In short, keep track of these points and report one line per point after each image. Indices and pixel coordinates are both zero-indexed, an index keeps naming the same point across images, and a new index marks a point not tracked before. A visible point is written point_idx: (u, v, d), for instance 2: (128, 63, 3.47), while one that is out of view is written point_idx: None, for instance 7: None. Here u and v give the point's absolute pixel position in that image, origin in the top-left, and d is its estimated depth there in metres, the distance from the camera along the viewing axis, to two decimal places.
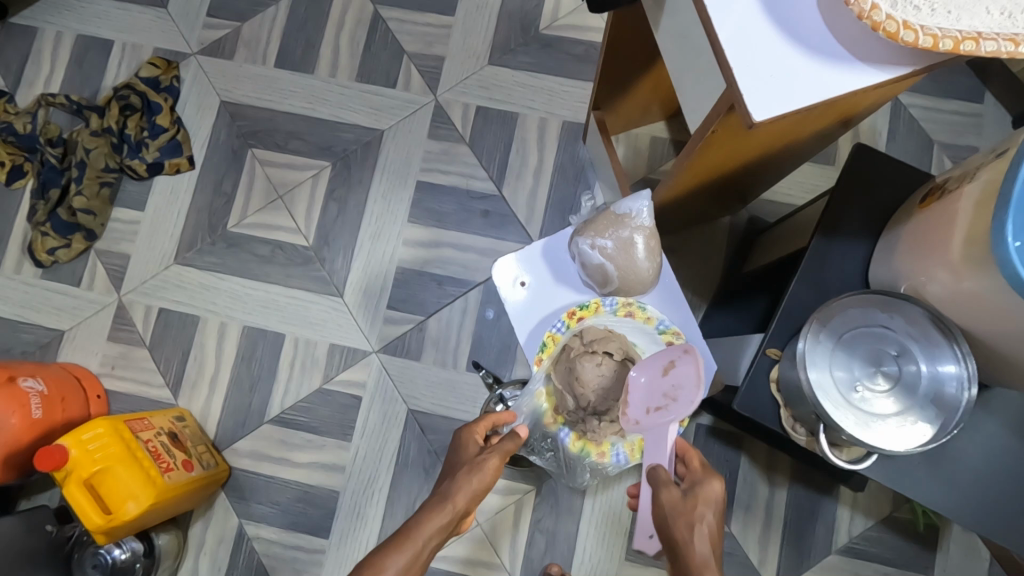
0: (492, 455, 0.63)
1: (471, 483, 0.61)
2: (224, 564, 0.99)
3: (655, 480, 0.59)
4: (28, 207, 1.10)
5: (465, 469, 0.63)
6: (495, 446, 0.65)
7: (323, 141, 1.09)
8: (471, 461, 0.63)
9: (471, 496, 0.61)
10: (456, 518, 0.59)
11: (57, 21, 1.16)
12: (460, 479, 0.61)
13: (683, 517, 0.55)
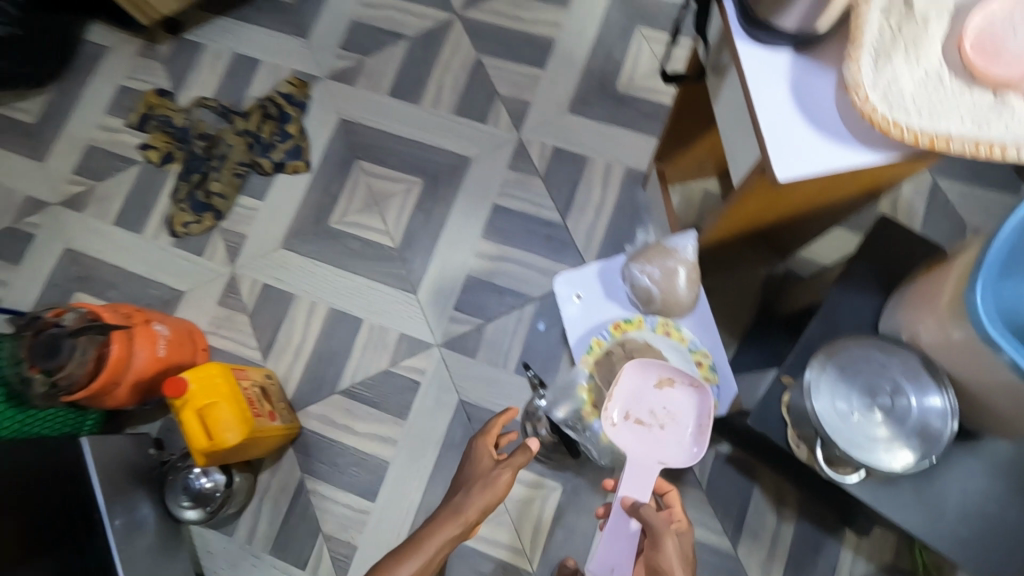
0: (501, 475, 0.83)
1: (482, 497, 0.81)
2: (283, 510, 1.13)
3: (651, 521, 0.66)
4: (172, 186, 1.32)
5: (478, 485, 0.83)
6: (504, 466, 0.84)
7: (420, 161, 1.28)
8: (484, 479, 0.83)
9: (481, 506, 0.81)
10: (467, 526, 0.80)
11: (217, 40, 1.42)
12: (473, 496, 0.81)
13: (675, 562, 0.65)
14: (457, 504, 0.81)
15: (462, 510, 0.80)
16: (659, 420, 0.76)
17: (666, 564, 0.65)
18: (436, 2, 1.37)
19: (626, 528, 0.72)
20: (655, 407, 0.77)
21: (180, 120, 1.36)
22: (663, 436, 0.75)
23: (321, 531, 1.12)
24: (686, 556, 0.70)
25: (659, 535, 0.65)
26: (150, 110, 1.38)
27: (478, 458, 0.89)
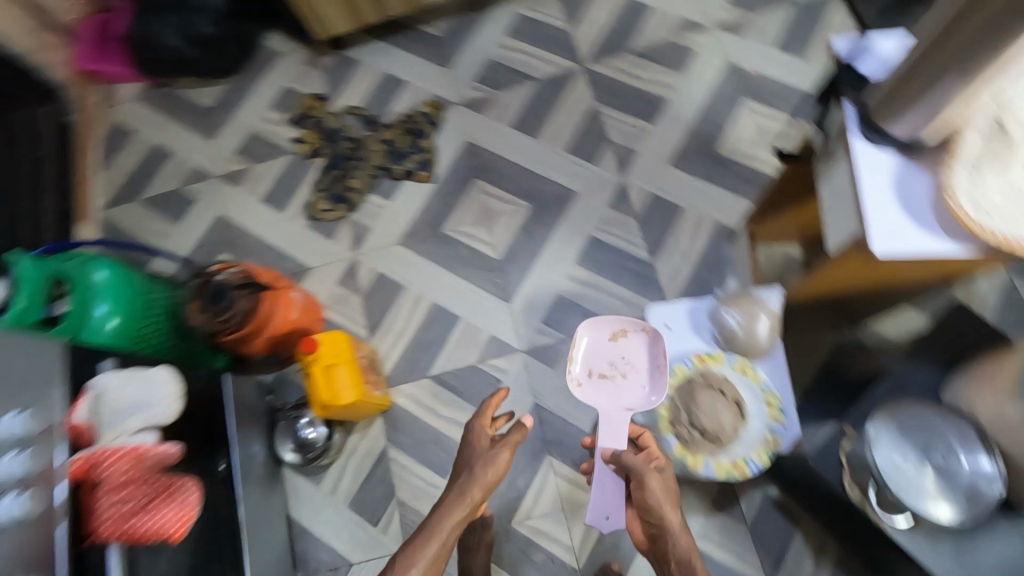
0: (501, 454, 0.95)
1: (484, 474, 0.92)
2: (365, 470, 1.28)
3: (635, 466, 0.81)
4: (315, 176, 1.53)
5: (479, 466, 0.94)
6: (500, 446, 0.96)
7: (531, 188, 1.45)
8: (485, 457, 0.95)
9: (487, 482, 0.92)
10: (473, 505, 0.91)
11: (372, 59, 1.64)
12: (478, 476, 0.92)
13: (665, 497, 0.80)
14: (461, 487, 0.92)
15: (468, 493, 0.91)
16: (618, 367, 0.95)
17: (653, 500, 0.79)
18: (566, 53, 1.56)
19: (609, 478, 0.90)
20: (616, 360, 0.96)
21: (332, 122, 1.58)
22: (626, 381, 0.94)
23: (395, 495, 1.26)
24: (670, 495, 0.81)
25: (644, 476, 0.80)
26: (307, 111, 1.61)
27: (475, 438, 1.01)
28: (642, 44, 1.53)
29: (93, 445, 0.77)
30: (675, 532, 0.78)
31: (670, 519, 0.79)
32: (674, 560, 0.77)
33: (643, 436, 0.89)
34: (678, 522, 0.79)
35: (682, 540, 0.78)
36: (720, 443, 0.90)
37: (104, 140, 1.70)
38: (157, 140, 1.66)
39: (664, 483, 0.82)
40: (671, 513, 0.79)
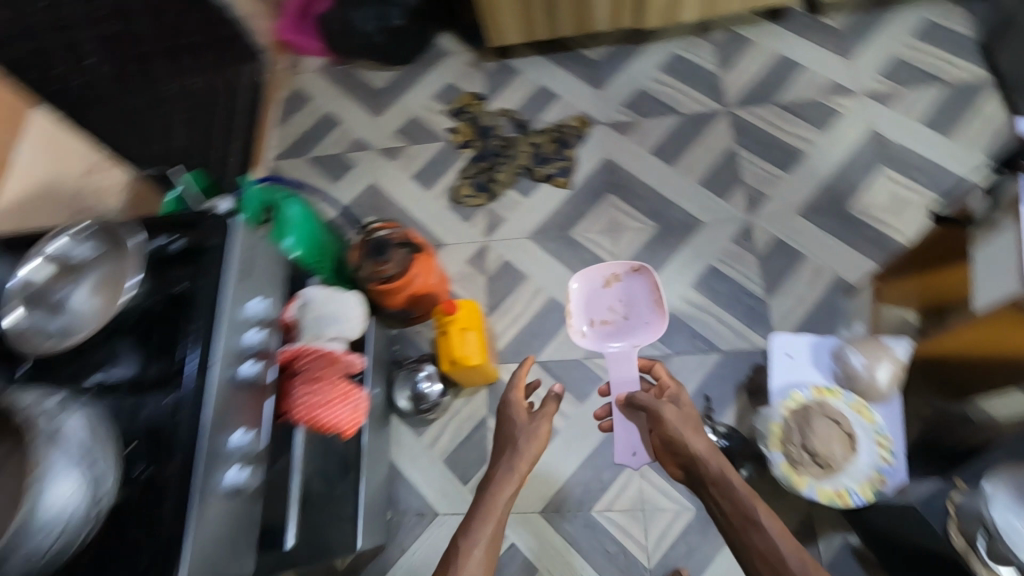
0: (542, 423, 1.04)
1: (530, 446, 1.00)
2: (464, 433, 1.40)
3: (648, 404, 0.99)
4: (463, 164, 1.69)
5: (523, 440, 1.01)
6: (539, 419, 1.04)
7: (660, 211, 1.55)
8: (528, 428, 1.03)
9: (531, 452, 1.00)
10: (519, 480, 0.97)
11: (530, 70, 1.80)
12: (523, 451, 1.00)
13: (685, 431, 0.93)
14: (503, 464, 0.99)
15: (514, 470, 0.97)
16: (617, 311, 1.26)
17: (675, 430, 0.93)
18: (713, 94, 1.66)
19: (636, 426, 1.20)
20: (614, 305, 1.26)
21: (485, 120, 1.74)
22: (626, 318, 1.24)
23: (487, 461, 1.36)
24: (687, 420, 0.95)
25: (658, 411, 0.97)
26: (465, 106, 1.78)
27: (514, 407, 1.08)
28: (788, 98, 1.62)
29: (297, 342, 0.92)
30: (700, 458, 0.90)
31: (695, 446, 0.91)
32: (710, 481, 0.89)
33: (659, 372, 1.10)
34: (714, 454, 0.90)
35: (716, 465, 0.88)
36: (828, 468, 0.95)
37: (284, 102, 1.92)
38: (329, 110, 1.87)
39: (683, 417, 0.96)
40: (695, 438, 0.92)
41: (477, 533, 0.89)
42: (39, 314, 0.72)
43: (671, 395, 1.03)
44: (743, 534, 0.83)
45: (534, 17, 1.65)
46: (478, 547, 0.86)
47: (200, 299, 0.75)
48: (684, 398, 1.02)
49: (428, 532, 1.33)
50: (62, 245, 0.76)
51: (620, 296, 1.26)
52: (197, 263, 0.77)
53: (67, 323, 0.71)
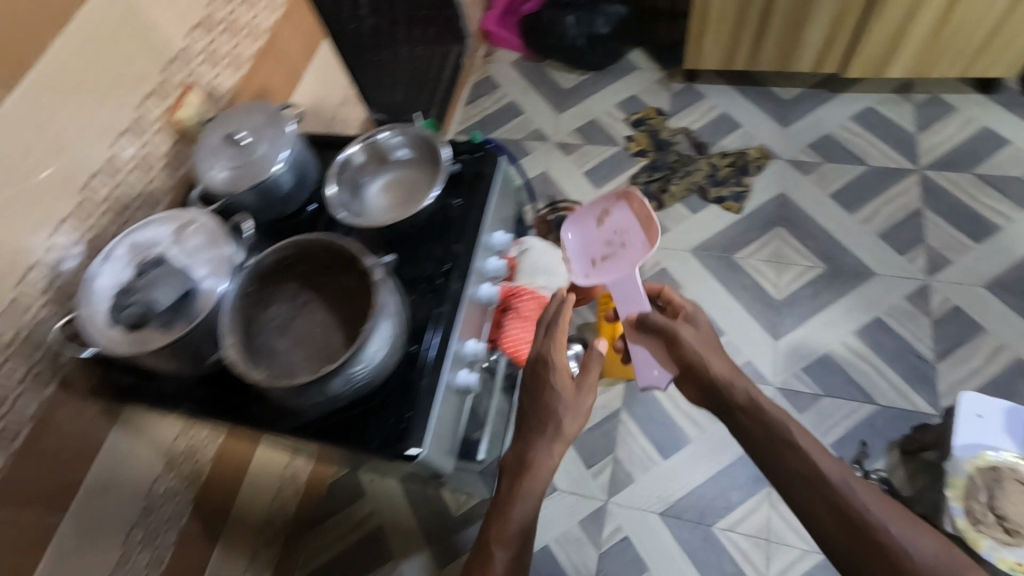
0: (586, 399, 0.89)
1: (568, 424, 0.89)
2: (595, 419, 1.43)
3: (657, 322, 0.89)
4: (635, 171, 1.75)
5: (565, 418, 0.88)
6: (583, 391, 0.89)
7: (830, 253, 1.53)
8: (571, 403, 0.88)
9: (570, 433, 0.89)
10: (554, 463, 0.89)
11: (717, 97, 1.84)
12: (564, 431, 0.89)
13: (707, 360, 0.84)
14: (534, 446, 0.88)
15: (545, 458, 0.88)
16: (616, 242, 0.98)
17: (693, 351, 0.85)
18: (905, 152, 1.64)
19: (653, 343, 0.93)
20: (610, 240, 0.99)
21: (665, 135, 1.80)
22: (623, 249, 0.96)
23: (614, 451, 1.39)
24: (707, 341, 0.87)
25: (673, 331, 0.88)
26: (646, 119, 1.85)
27: (554, 379, 0.88)
28: (987, 171, 1.57)
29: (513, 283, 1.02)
30: (721, 382, 0.82)
31: (716, 368, 0.83)
32: (739, 409, 0.81)
33: (669, 296, 1.00)
34: (741, 378, 0.83)
35: (746, 391, 0.81)
36: (1013, 536, 0.92)
37: (474, 85, 2.07)
38: (514, 99, 2.00)
39: (703, 341, 0.87)
40: (720, 363, 0.83)
41: (511, 523, 0.85)
42: (340, 190, 0.86)
43: (690, 318, 0.93)
44: (781, 460, 0.75)
45: (739, 47, 1.71)
46: (514, 532, 0.85)
47: (471, 220, 0.84)
48: (704, 320, 0.92)
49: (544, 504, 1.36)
50: (378, 137, 0.88)
51: (614, 227, 0.98)
52: (472, 189, 0.87)
53: (361, 208, 0.86)
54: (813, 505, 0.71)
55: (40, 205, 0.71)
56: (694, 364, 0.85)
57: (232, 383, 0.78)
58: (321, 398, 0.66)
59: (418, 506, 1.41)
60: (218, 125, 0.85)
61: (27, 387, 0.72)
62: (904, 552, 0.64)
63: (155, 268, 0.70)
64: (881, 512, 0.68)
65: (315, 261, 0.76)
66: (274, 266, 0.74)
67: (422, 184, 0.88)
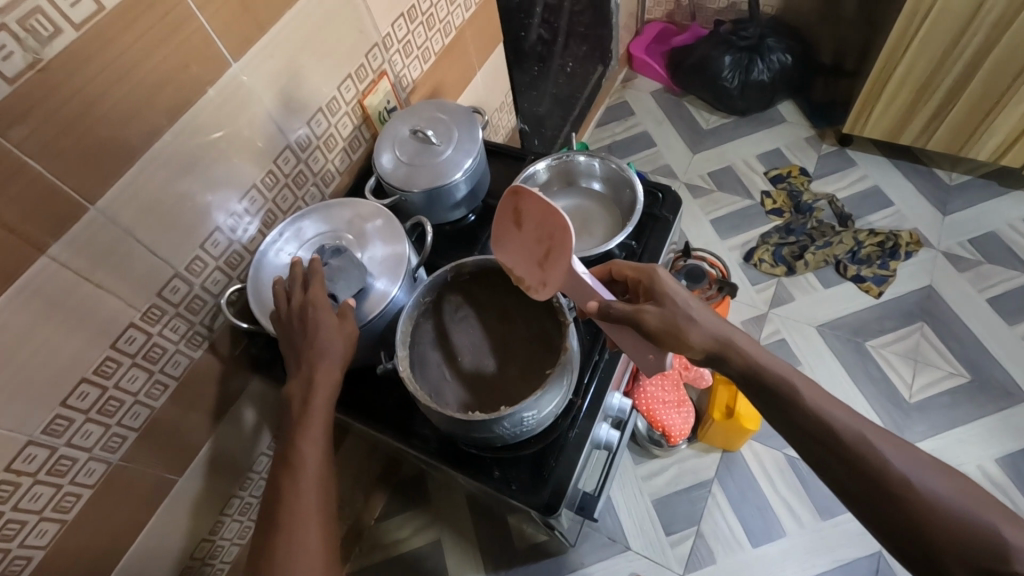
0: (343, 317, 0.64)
1: (338, 352, 0.63)
2: (683, 484, 1.33)
3: (626, 311, 0.59)
4: (768, 229, 1.65)
5: (336, 354, 0.63)
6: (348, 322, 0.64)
7: (978, 363, 1.38)
8: (338, 328, 0.63)
9: (337, 344, 0.63)
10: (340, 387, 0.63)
11: (870, 167, 1.71)
12: (325, 345, 0.62)
13: (673, 322, 0.59)
14: (302, 372, 0.62)
15: (328, 380, 0.62)
16: (545, 240, 0.59)
17: (671, 330, 0.59)
18: None
19: (627, 337, 0.63)
20: (540, 243, 0.60)
21: (806, 198, 1.68)
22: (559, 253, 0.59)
23: (698, 524, 1.28)
24: (679, 301, 0.61)
25: (642, 313, 0.59)
26: (787, 176, 1.73)
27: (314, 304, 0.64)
28: None
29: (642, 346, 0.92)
30: (709, 349, 0.61)
31: (690, 336, 0.59)
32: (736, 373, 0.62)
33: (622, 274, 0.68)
34: (725, 329, 0.61)
35: (738, 350, 0.60)
36: None
37: (608, 107, 2.01)
38: (648, 129, 1.92)
39: (665, 317, 0.59)
40: (692, 327, 0.59)
41: (305, 464, 0.58)
42: None
43: (652, 295, 0.62)
44: (780, 416, 0.59)
45: (910, 122, 1.58)
46: (315, 485, 0.57)
47: None
48: (677, 289, 0.62)
49: (613, 561, 1.27)
50: (576, 158, 0.83)
51: (538, 227, 0.60)
52: (647, 232, 0.78)
53: None
54: (825, 466, 0.57)
55: (233, 172, 0.70)
56: (655, 335, 0.59)
57: (387, 390, 0.76)
58: (483, 438, 0.62)
59: (481, 529, 1.36)
60: (407, 117, 0.83)
61: (181, 346, 0.70)
62: (936, 503, 0.52)
63: (332, 255, 0.68)
64: (905, 464, 0.53)
65: (490, 285, 0.72)
66: (449, 281, 0.71)
67: (600, 223, 0.81)
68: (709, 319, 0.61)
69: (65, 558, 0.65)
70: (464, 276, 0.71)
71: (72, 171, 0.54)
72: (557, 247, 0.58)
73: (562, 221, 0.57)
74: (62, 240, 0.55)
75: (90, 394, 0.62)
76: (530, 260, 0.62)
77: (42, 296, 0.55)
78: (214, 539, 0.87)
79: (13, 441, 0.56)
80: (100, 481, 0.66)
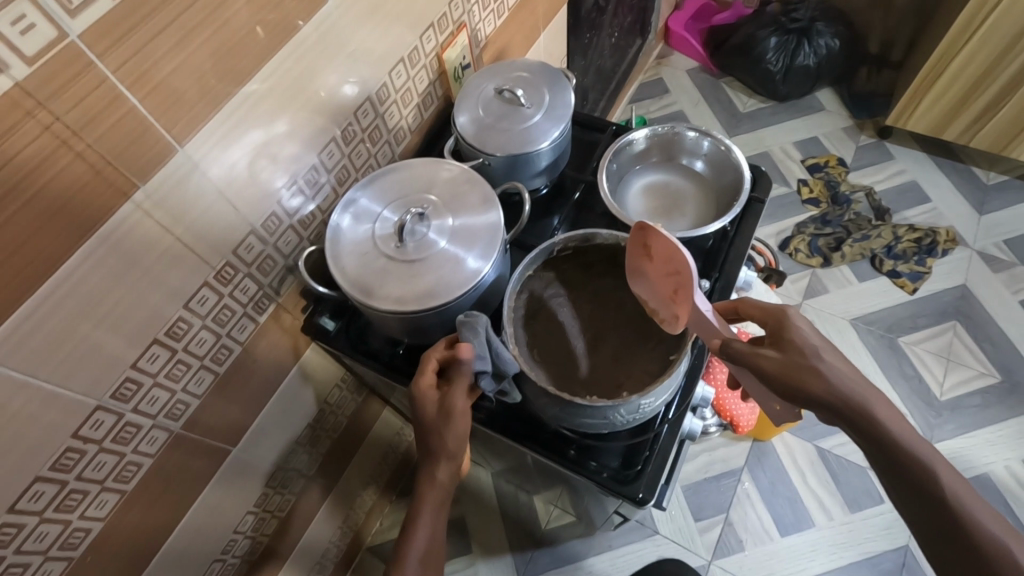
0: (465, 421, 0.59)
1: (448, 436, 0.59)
2: (712, 472, 1.32)
3: (742, 353, 0.56)
4: (804, 218, 1.62)
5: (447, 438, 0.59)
6: (456, 403, 0.59)
7: (1009, 366, 1.38)
8: (445, 414, 0.59)
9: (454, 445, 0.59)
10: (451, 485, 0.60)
11: (908, 162, 1.69)
12: (442, 449, 0.59)
13: (796, 370, 0.55)
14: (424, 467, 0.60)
15: (438, 480, 0.59)
16: (672, 276, 0.58)
17: (794, 383, 0.55)
18: None
19: (743, 373, 0.60)
20: (669, 278, 0.58)
21: (844, 189, 1.65)
22: (685, 288, 0.57)
23: (727, 512, 1.28)
24: (807, 352, 0.56)
25: (755, 358, 0.56)
26: (824, 165, 1.70)
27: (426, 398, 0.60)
28: None
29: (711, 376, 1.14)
30: (836, 405, 0.55)
31: (812, 387, 0.54)
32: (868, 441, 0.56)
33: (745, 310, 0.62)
34: (856, 385, 0.56)
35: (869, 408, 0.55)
36: None
37: (642, 83, 1.94)
38: (684, 109, 1.87)
39: (784, 364, 0.56)
40: (818, 381, 0.54)
41: (409, 562, 0.56)
42: (611, 166, 0.80)
43: (777, 340, 0.58)
44: (904, 491, 0.55)
45: (956, 118, 1.55)
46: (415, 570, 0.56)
47: (734, 251, 0.75)
48: (808, 339, 0.57)
49: (640, 545, 1.27)
50: (680, 134, 0.81)
51: (666, 264, 0.58)
52: (741, 214, 0.77)
53: (621, 202, 0.81)
54: (948, 564, 0.53)
55: (311, 124, 0.64)
56: (771, 379, 0.56)
57: None
58: (581, 425, 0.62)
59: (506, 509, 1.34)
60: (491, 75, 0.78)
61: (248, 310, 0.65)
62: None
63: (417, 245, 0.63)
64: None
65: (585, 264, 0.69)
66: (552, 256, 0.69)
67: (691, 203, 0.81)
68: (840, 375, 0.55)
69: (120, 532, 0.61)
70: (567, 252, 0.69)
71: (164, 106, 0.48)
72: (683, 283, 0.57)
73: (683, 257, 0.55)
74: (147, 184, 0.49)
75: (159, 357, 0.57)
76: (660, 293, 0.60)
77: (123, 247, 0.49)
78: (256, 512, 0.84)
79: (82, 405, 0.51)
80: (161, 450, 0.61)
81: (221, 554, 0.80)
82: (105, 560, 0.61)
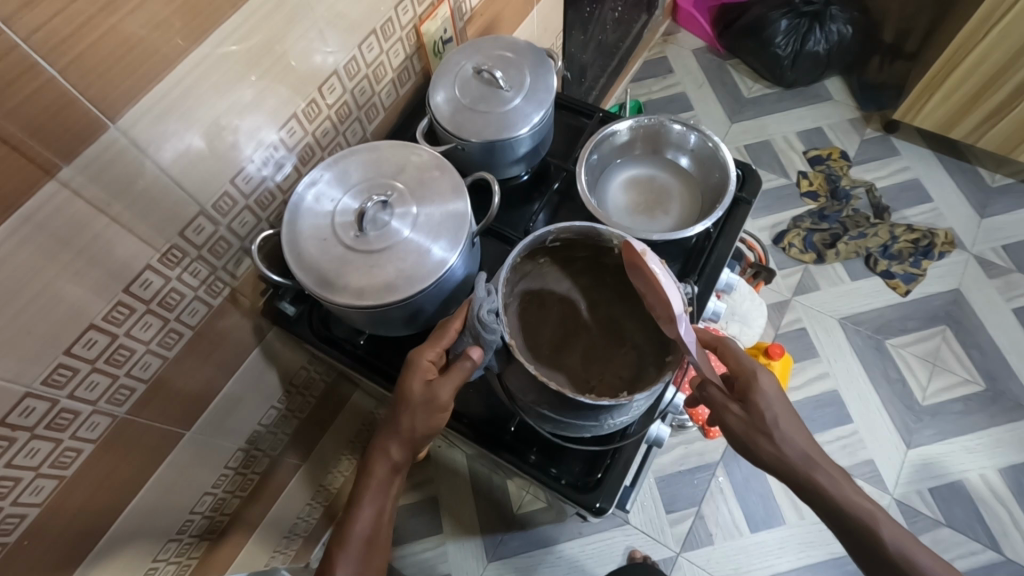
0: (439, 415, 0.58)
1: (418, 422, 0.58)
2: (688, 465, 1.31)
3: (713, 400, 0.58)
4: (802, 211, 1.58)
5: (417, 421, 0.58)
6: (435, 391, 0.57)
7: (994, 374, 1.37)
8: (421, 402, 0.57)
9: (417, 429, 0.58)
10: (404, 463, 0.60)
11: (912, 159, 1.64)
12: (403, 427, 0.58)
13: (752, 433, 0.55)
14: (384, 439, 0.59)
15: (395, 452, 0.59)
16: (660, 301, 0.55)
17: (750, 441, 0.56)
18: None
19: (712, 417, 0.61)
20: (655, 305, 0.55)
21: (844, 183, 1.61)
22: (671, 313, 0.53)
23: (699, 505, 1.28)
24: (765, 418, 0.55)
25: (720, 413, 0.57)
26: (827, 157, 1.65)
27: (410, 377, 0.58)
28: None
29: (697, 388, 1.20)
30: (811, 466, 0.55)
31: (763, 448, 0.55)
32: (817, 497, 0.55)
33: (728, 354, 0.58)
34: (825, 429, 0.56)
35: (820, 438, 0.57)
36: None
37: (646, 61, 1.87)
38: (687, 90, 1.80)
39: (749, 425, 0.56)
40: (770, 444, 0.55)
41: (358, 525, 0.57)
42: (593, 156, 0.76)
43: (744, 395, 0.57)
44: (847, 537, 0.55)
45: (965, 116, 1.50)
46: (361, 537, 0.57)
47: (715, 255, 0.71)
48: (770, 406, 0.55)
49: (612, 533, 1.27)
50: (667, 126, 0.76)
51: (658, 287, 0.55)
52: (726, 216, 0.73)
53: (603, 197, 0.77)
54: None
55: (271, 99, 0.60)
56: (733, 436, 0.57)
57: None
58: (558, 425, 0.61)
59: (479, 492, 1.33)
60: (472, 52, 0.73)
61: (200, 293, 0.62)
62: None
63: (376, 233, 0.60)
64: None
65: (568, 261, 0.67)
66: (542, 246, 0.66)
67: (676, 202, 0.77)
68: (793, 435, 0.56)
69: (61, 517, 0.59)
70: (558, 243, 0.66)
71: (92, 76, 0.44)
72: (664, 315, 0.54)
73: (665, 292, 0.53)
74: (76, 161, 0.45)
75: (98, 342, 0.54)
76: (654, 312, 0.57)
77: (50, 228, 0.46)
78: (215, 492, 0.83)
79: (10, 392, 0.48)
80: (103, 435, 0.59)
81: (178, 533, 0.78)
82: (47, 547, 0.59)
